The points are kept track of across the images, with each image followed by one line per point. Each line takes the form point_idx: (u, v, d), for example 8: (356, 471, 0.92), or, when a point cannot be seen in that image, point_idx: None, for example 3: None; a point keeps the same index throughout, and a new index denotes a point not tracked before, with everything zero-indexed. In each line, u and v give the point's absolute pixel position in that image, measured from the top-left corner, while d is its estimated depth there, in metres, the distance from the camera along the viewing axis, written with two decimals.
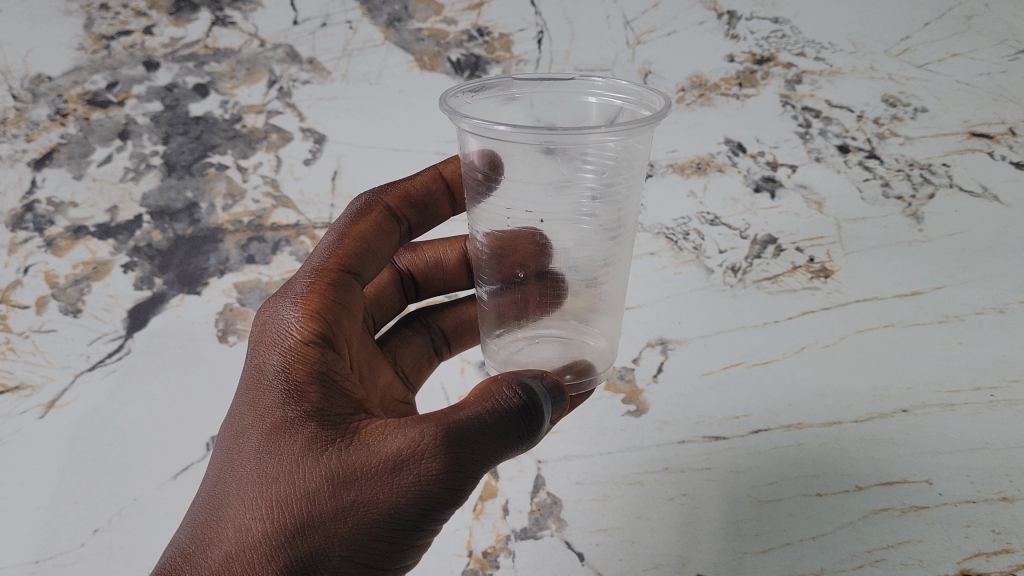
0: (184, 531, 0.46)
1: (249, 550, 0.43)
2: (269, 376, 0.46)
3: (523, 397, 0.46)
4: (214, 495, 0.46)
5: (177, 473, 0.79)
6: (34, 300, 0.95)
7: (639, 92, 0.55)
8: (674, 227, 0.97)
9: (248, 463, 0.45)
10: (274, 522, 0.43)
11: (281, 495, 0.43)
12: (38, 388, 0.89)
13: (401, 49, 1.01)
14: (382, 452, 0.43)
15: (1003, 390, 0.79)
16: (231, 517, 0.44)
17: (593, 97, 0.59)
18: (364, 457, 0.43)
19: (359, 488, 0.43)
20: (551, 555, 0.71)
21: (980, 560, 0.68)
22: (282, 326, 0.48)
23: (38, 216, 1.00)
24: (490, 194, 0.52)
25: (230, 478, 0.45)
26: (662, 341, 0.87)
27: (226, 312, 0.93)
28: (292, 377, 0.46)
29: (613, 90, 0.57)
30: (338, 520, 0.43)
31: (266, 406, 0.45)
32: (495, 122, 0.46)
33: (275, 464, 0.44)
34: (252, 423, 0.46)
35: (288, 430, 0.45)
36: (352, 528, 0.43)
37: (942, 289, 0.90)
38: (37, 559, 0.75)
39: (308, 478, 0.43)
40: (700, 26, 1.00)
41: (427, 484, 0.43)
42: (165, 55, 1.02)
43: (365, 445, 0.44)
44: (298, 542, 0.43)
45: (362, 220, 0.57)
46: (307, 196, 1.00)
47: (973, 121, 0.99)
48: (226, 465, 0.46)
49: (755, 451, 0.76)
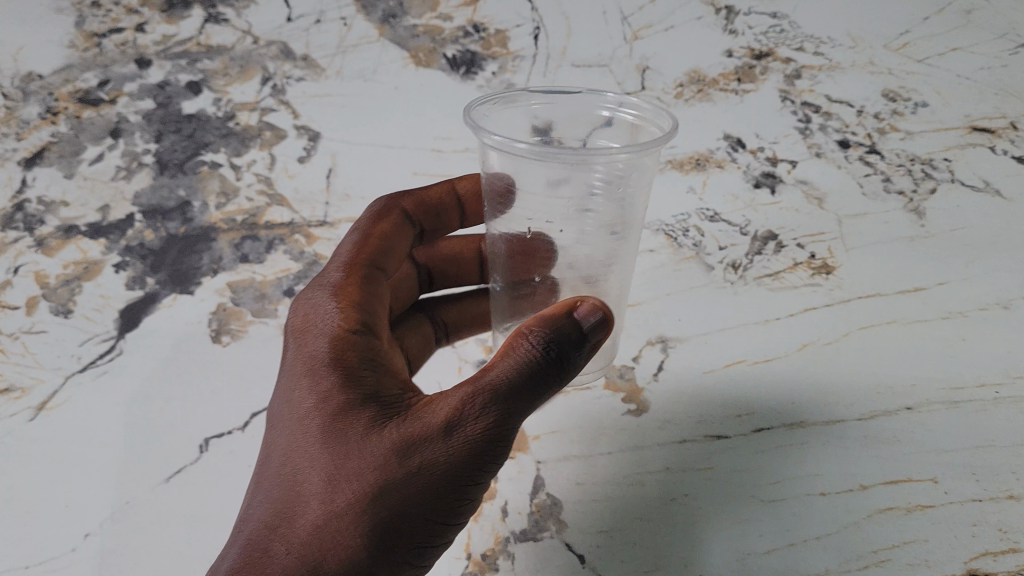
0: (259, 518, 0.47)
1: (329, 524, 0.45)
2: (315, 363, 0.49)
3: (557, 338, 0.48)
4: (282, 481, 0.47)
5: (170, 476, 0.74)
6: (24, 301, 0.88)
7: (650, 111, 0.61)
8: (674, 224, 0.96)
9: (311, 447, 0.46)
10: (347, 495, 0.45)
11: (341, 473, 0.45)
12: (28, 389, 0.82)
13: (396, 46, 1.05)
14: (438, 418, 0.46)
15: (1007, 387, 0.78)
16: (304, 498, 0.46)
17: (605, 112, 0.65)
18: (416, 430, 0.45)
19: (422, 453, 0.45)
20: (553, 558, 0.69)
21: (988, 559, 0.67)
22: (323, 318, 0.51)
23: (26, 215, 0.95)
24: (507, 210, 0.58)
25: (290, 465, 0.47)
26: (661, 339, 0.85)
27: (220, 312, 0.87)
28: (341, 362, 0.48)
29: (625, 107, 0.63)
30: (398, 493, 0.45)
31: (319, 393, 0.47)
32: (516, 141, 0.50)
33: (338, 444, 0.46)
34: (308, 410, 0.47)
35: (343, 411, 0.46)
36: (422, 490, 0.45)
37: (947, 285, 0.87)
38: (26, 564, 0.70)
39: (365, 453, 0.45)
40: (698, 21, 1.05)
41: (484, 438, 0.46)
42: (157, 52, 1.05)
43: (420, 414, 0.46)
44: (372, 510, 0.45)
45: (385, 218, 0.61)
46: (302, 194, 0.97)
47: (973, 115, 1.01)
48: (283, 454, 0.48)
49: (758, 451, 0.75)
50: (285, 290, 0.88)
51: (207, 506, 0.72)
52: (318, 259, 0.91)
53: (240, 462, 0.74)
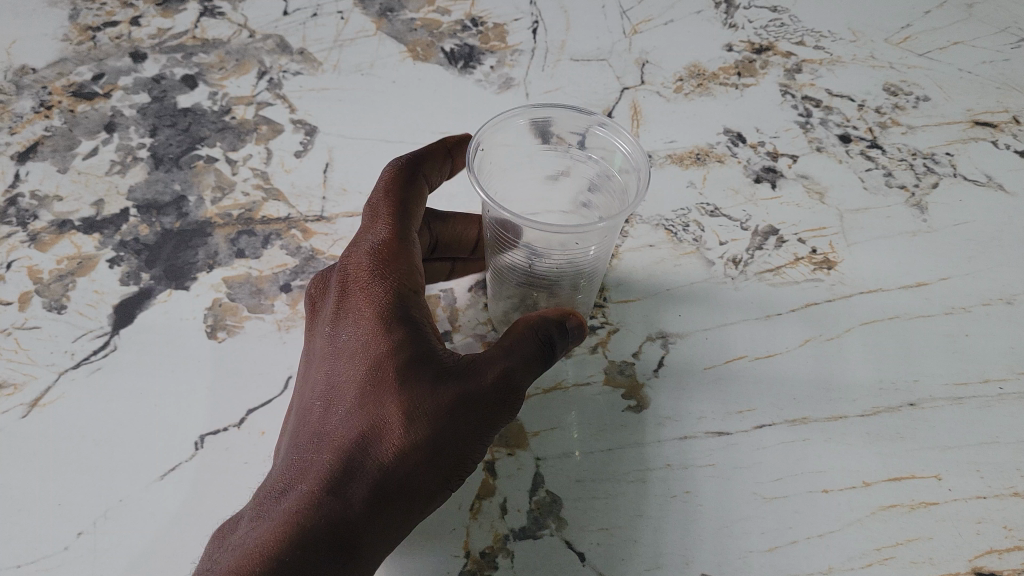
0: (338, 443, 0.59)
1: (403, 449, 0.58)
2: (386, 322, 0.61)
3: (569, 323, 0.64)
4: (360, 416, 0.60)
5: (164, 474, 0.73)
6: (17, 297, 0.85)
7: (632, 156, 0.73)
8: (674, 219, 0.92)
9: (387, 391, 0.59)
10: (418, 430, 0.58)
11: (411, 412, 0.59)
12: (21, 386, 0.79)
13: (393, 40, 1.09)
14: (488, 374, 0.60)
15: (1011, 383, 0.78)
16: (381, 430, 0.59)
17: (600, 130, 0.76)
18: (473, 382, 0.59)
19: (475, 402, 0.59)
20: (552, 556, 0.69)
21: (993, 557, 0.68)
22: (383, 287, 0.63)
23: (20, 210, 0.91)
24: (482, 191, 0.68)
25: (371, 402, 0.59)
26: (662, 334, 0.83)
27: (215, 308, 0.84)
28: (406, 325, 0.61)
29: (616, 138, 0.74)
30: (456, 427, 0.59)
31: (392, 349, 0.60)
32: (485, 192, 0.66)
33: (410, 391, 0.59)
34: (383, 362, 0.60)
35: (412, 365, 0.59)
36: (473, 428, 0.60)
37: (950, 280, 0.86)
38: (19, 563, 0.68)
39: (429, 398, 0.59)
40: (697, 14, 1.11)
41: (518, 392, 0.61)
42: (152, 46, 1.07)
43: (472, 372, 0.60)
44: (436, 441, 0.59)
45: (407, 189, 0.69)
46: (299, 188, 0.94)
47: (974, 110, 1.00)
48: (363, 394, 0.60)
49: (761, 447, 0.74)
50: (282, 286, 0.86)
51: (202, 504, 0.71)
52: (315, 255, 0.89)
53: (235, 458, 0.74)
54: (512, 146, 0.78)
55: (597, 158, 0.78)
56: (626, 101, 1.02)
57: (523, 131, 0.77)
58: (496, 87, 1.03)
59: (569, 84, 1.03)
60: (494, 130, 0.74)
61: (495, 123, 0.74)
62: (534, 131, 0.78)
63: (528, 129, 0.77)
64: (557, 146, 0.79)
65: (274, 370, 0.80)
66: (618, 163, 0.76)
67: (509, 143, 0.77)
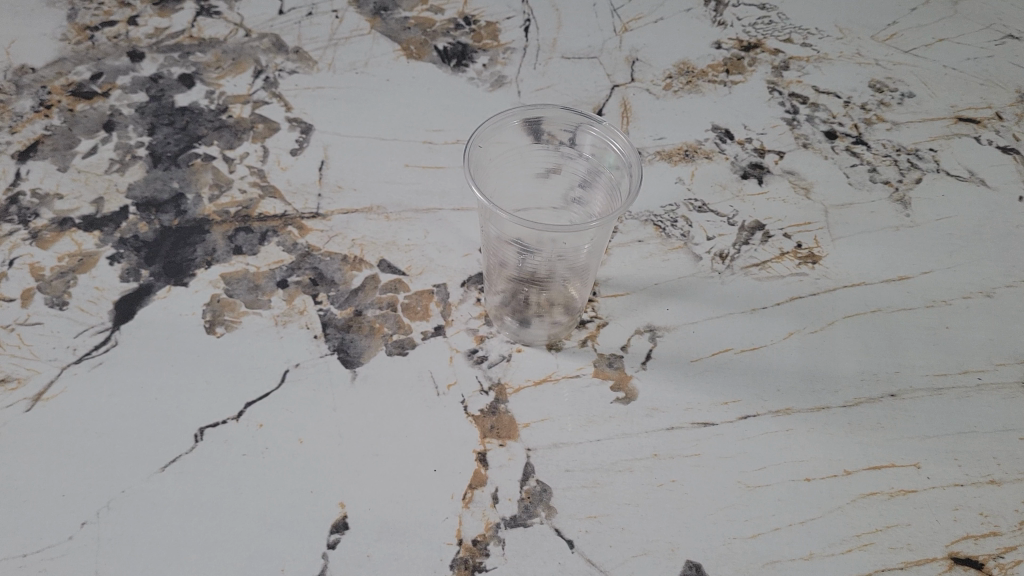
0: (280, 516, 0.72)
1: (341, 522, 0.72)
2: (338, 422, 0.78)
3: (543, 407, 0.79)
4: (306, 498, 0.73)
5: (165, 465, 0.75)
6: (20, 293, 0.86)
7: (622, 155, 0.76)
8: (662, 214, 0.94)
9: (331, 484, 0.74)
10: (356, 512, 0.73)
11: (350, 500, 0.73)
12: (23, 381, 0.80)
13: (387, 38, 1.10)
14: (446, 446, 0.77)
15: (990, 373, 0.81)
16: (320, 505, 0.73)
17: (591, 128, 0.79)
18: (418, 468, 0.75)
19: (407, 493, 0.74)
20: (541, 543, 0.71)
21: (969, 543, 0.71)
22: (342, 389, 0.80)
23: (21, 208, 0.93)
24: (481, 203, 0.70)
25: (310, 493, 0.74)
26: (650, 327, 0.85)
27: (214, 304, 0.86)
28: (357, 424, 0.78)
29: (609, 136, 0.78)
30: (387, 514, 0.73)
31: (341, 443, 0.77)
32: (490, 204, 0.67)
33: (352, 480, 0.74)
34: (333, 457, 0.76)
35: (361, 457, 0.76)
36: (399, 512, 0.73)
37: (932, 274, 0.88)
38: (25, 552, 0.70)
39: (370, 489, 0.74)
40: (686, 12, 1.13)
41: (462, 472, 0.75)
42: (150, 44, 1.08)
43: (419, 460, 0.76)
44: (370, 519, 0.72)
45: (351, 304, 0.86)
46: (295, 186, 0.96)
47: (958, 105, 1.02)
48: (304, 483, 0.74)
49: (745, 436, 0.77)
50: (278, 282, 0.88)
51: (203, 494, 0.74)
52: (311, 251, 0.90)
53: (234, 450, 0.76)
54: (507, 145, 0.79)
55: (589, 155, 0.81)
56: (617, 99, 1.03)
57: (517, 131, 0.79)
58: (489, 85, 1.05)
59: (561, 81, 1.05)
60: (490, 131, 0.76)
61: (490, 124, 0.76)
62: (529, 129, 0.80)
63: (521, 126, 0.79)
64: (548, 144, 0.81)
65: (272, 363, 0.82)
66: (610, 160, 0.78)
67: (503, 142, 0.79)
